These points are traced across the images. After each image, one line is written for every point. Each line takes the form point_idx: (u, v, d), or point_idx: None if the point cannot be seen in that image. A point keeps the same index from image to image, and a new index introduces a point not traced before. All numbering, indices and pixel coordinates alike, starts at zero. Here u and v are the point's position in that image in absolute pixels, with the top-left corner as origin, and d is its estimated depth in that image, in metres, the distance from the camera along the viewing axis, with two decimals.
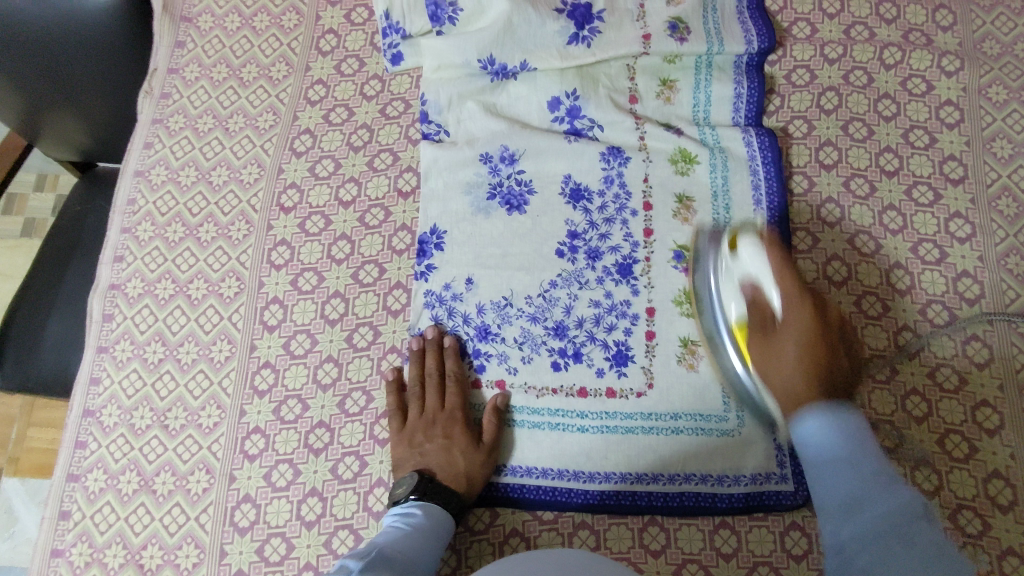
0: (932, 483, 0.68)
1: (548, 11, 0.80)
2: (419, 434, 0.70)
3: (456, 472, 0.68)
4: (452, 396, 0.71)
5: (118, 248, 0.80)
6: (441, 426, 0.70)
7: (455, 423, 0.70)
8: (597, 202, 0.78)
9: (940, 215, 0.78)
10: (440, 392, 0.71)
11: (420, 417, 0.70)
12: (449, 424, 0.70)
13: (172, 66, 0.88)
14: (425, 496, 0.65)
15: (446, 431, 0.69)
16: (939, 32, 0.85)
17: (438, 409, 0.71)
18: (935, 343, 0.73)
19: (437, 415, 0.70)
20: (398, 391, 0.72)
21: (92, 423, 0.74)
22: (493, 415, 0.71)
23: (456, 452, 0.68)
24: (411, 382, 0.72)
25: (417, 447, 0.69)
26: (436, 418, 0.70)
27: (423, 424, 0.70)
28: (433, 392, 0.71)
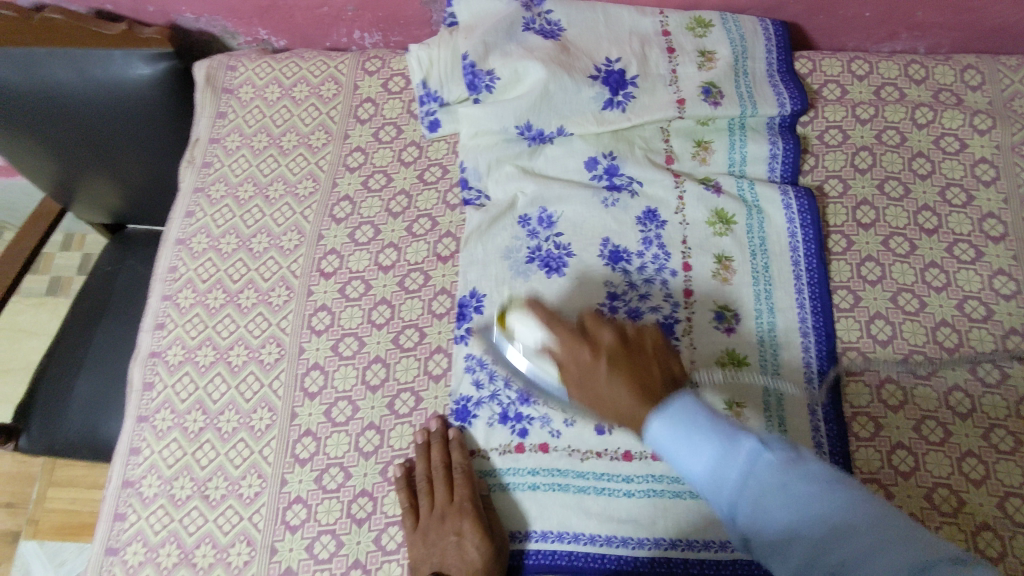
0: (995, 549, 0.66)
1: (583, 77, 0.81)
2: (433, 531, 0.68)
3: (472, 571, 0.65)
4: (459, 487, 0.69)
5: (160, 315, 0.81)
6: (452, 521, 0.68)
7: (464, 515, 0.67)
8: (636, 263, 0.78)
9: (983, 273, 0.77)
10: (447, 483, 0.70)
11: (432, 514, 0.69)
12: (460, 517, 0.68)
13: (214, 135, 0.90)
14: None
15: (458, 526, 0.67)
16: (969, 91, 0.86)
17: (448, 503, 0.69)
18: (987, 402, 0.72)
19: (447, 509, 0.69)
20: (409, 487, 0.71)
21: (132, 494, 0.73)
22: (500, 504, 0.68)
23: (470, 547, 0.66)
24: (419, 478, 0.71)
25: (433, 545, 0.67)
26: (447, 512, 0.69)
27: (435, 521, 0.68)
28: (441, 485, 0.70)
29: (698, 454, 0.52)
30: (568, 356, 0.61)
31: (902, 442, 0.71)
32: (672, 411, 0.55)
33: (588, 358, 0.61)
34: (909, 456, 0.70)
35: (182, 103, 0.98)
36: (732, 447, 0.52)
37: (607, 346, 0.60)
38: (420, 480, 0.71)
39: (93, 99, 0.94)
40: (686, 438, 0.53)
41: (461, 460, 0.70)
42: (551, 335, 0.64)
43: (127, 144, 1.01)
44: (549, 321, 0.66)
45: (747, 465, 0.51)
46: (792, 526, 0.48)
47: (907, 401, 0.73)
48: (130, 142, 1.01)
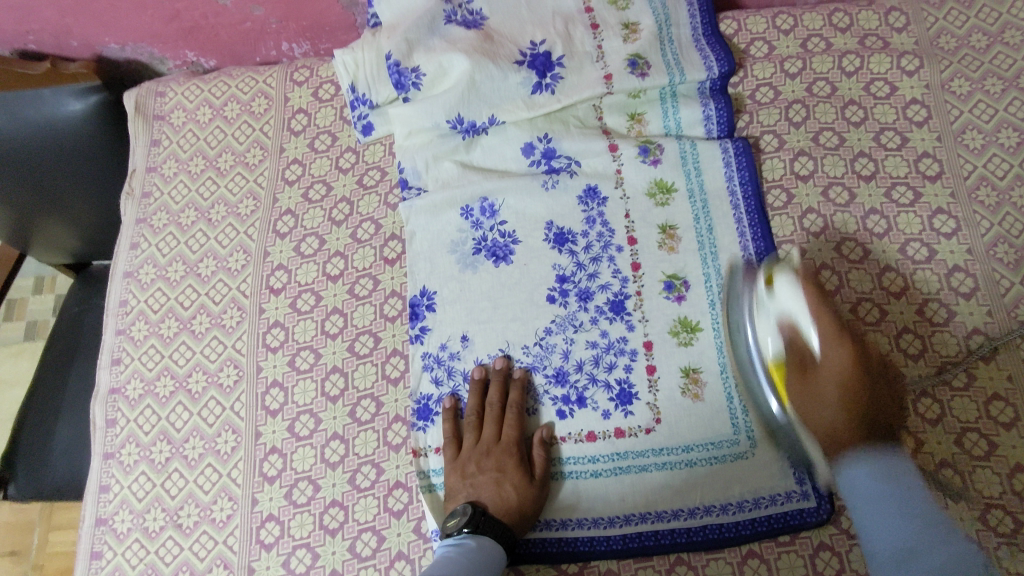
0: (956, 484, 0.67)
1: (508, 64, 0.81)
2: (472, 465, 0.69)
3: (508, 507, 0.66)
4: (509, 428, 0.70)
5: (115, 351, 0.81)
6: (495, 459, 0.69)
7: (509, 456, 0.69)
8: (582, 243, 0.78)
9: (923, 213, 0.78)
10: (498, 424, 0.71)
11: (475, 447, 0.70)
12: (503, 456, 0.69)
13: (150, 165, 0.90)
14: (478, 528, 0.63)
15: (499, 464, 0.68)
16: (894, 33, 0.86)
17: (494, 441, 0.70)
18: (938, 341, 0.73)
19: (492, 447, 0.70)
20: (455, 418, 0.72)
21: (106, 531, 0.74)
22: (540, 450, 0.70)
23: (509, 485, 0.67)
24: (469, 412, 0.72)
25: (469, 477, 0.68)
26: (491, 450, 0.69)
27: (477, 454, 0.69)
28: (492, 424, 0.71)
29: None
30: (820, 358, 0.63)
31: None
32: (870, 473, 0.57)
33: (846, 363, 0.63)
34: None
35: (117, 136, 0.98)
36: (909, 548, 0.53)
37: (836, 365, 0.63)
38: (468, 414, 0.72)
39: (27, 143, 0.93)
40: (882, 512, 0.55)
41: (514, 399, 0.72)
42: (804, 346, 0.64)
43: (68, 186, 1.00)
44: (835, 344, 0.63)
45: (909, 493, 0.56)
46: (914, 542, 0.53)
47: None
48: (71, 183, 0.99)
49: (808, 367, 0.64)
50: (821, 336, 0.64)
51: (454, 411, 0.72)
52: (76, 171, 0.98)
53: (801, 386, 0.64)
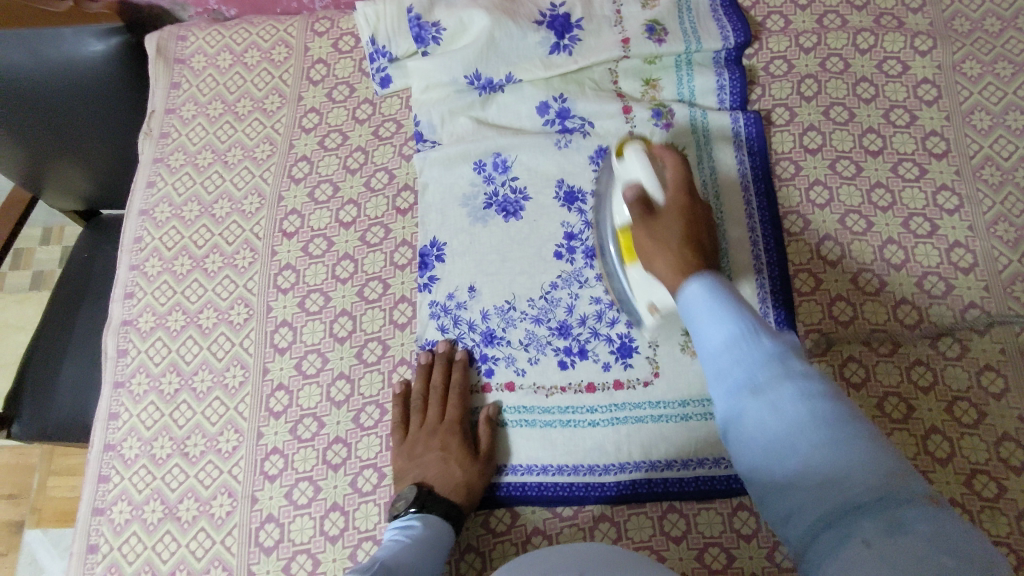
0: (944, 450, 0.69)
1: (527, 23, 0.82)
2: (418, 446, 0.70)
3: (454, 484, 0.68)
4: (453, 408, 0.72)
5: (129, 285, 0.83)
6: (440, 438, 0.70)
7: (453, 435, 0.70)
8: (591, 203, 0.80)
9: (927, 189, 0.79)
10: (442, 404, 0.72)
11: (421, 428, 0.71)
12: (448, 435, 0.70)
13: (170, 107, 0.91)
14: (424, 508, 0.66)
15: (444, 443, 0.70)
16: (910, 14, 0.87)
17: (439, 421, 0.71)
18: (935, 312, 0.74)
19: (437, 427, 0.71)
20: (403, 402, 0.73)
21: (114, 457, 0.75)
22: (487, 427, 0.72)
23: (455, 463, 0.69)
24: (415, 395, 0.73)
25: (416, 458, 0.70)
26: (436, 430, 0.71)
27: (423, 435, 0.71)
28: (436, 405, 0.72)
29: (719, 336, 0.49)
30: None
31: (853, 355, 0.74)
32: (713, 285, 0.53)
33: None
34: (860, 368, 0.73)
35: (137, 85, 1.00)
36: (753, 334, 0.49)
37: None
38: (414, 397, 0.73)
39: (54, 92, 0.94)
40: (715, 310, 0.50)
41: (458, 379, 0.73)
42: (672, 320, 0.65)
43: (89, 132, 1.01)
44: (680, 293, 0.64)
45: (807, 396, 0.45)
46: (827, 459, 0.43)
47: (857, 316, 0.75)
48: (93, 129, 1.01)
49: None
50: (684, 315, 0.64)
51: (402, 396, 0.73)
52: (100, 119, 1.00)
53: None
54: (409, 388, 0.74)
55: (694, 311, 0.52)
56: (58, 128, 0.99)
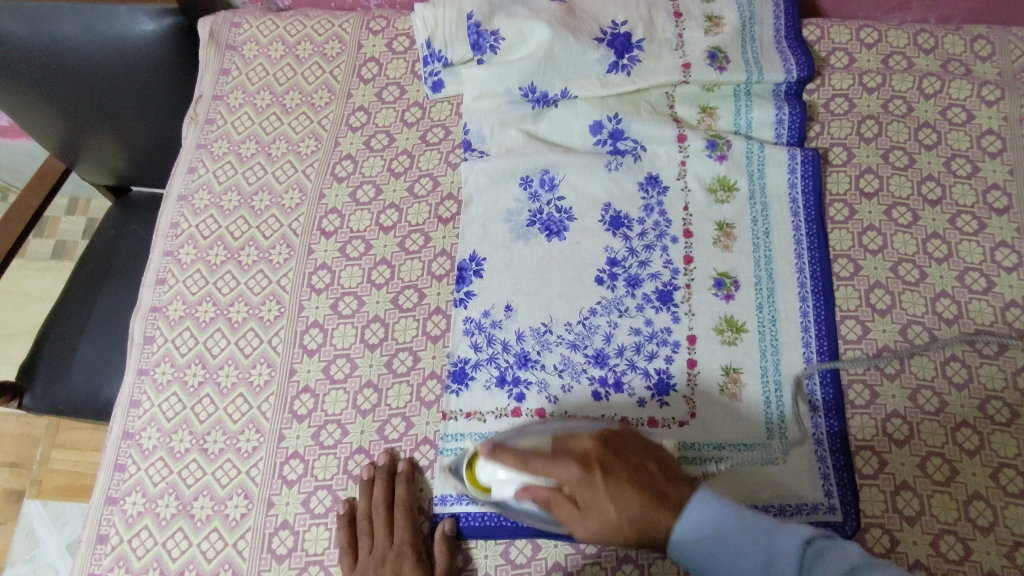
0: (986, 518, 0.66)
1: (588, 40, 0.81)
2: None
3: None
4: (400, 528, 0.67)
5: (161, 271, 0.81)
6: (391, 564, 0.65)
7: (404, 559, 0.65)
8: (637, 229, 0.78)
9: (985, 244, 0.77)
10: (389, 525, 0.67)
11: (370, 555, 0.66)
12: (399, 561, 0.65)
13: (217, 93, 0.90)
14: None
15: (395, 570, 0.65)
16: (979, 62, 0.85)
17: (387, 543, 0.66)
18: (984, 373, 0.72)
19: (386, 551, 0.66)
20: (349, 525, 0.68)
21: (132, 446, 0.74)
22: (442, 545, 0.66)
23: None
24: (360, 517, 0.68)
25: None
26: (385, 555, 0.66)
27: (372, 562, 0.65)
28: (382, 525, 0.67)
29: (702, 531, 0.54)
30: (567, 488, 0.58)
31: (897, 411, 0.71)
32: (709, 501, 0.55)
33: (579, 474, 0.58)
34: (904, 424, 0.70)
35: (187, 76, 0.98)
36: (773, 547, 0.52)
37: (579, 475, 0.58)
38: (359, 519, 0.68)
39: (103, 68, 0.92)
40: (713, 526, 0.54)
41: (400, 494, 0.68)
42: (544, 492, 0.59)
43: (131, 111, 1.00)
44: (524, 462, 0.60)
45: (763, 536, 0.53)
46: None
47: (904, 369, 0.72)
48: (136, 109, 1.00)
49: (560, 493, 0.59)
50: (544, 470, 0.59)
51: (347, 518, 0.68)
52: (142, 101, 0.98)
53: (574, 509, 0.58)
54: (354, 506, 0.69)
55: (701, 534, 0.54)
56: (100, 103, 0.98)
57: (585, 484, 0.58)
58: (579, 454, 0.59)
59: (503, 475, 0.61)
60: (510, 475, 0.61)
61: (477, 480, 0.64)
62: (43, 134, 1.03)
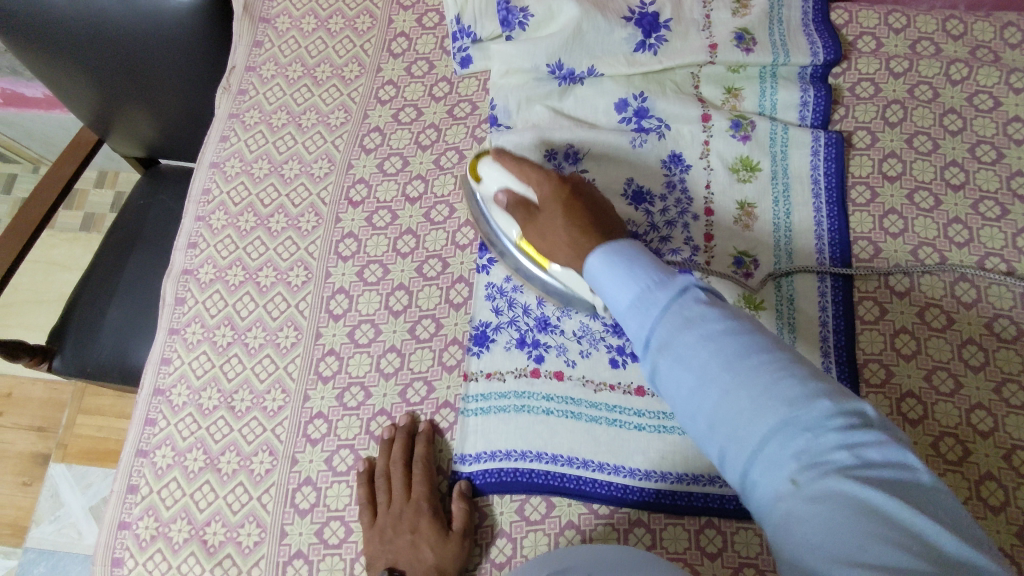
0: (997, 499, 0.67)
1: (616, 18, 0.81)
2: (388, 530, 0.66)
3: (426, 569, 0.64)
4: (420, 485, 0.69)
5: (193, 235, 0.84)
6: (409, 519, 0.67)
7: (423, 513, 0.67)
8: (659, 205, 0.79)
9: (1007, 230, 0.77)
10: (407, 480, 0.69)
11: (389, 510, 0.67)
12: (417, 516, 0.67)
13: (250, 64, 0.92)
14: None
15: (413, 524, 0.67)
16: (1008, 49, 0.85)
17: (406, 498, 0.68)
18: (1001, 357, 0.72)
19: (405, 505, 0.68)
20: (369, 482, 0.70)
21: (162, 402, 0.77)
22: (461, 502, 0.68)
23: (425, 546, 0.65)
24: (379, 474, 0.70)
25: (387, 543, 0.66)
26: (404, 509, 0.67)
27: (391, 518, 0.67)
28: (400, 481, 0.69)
29: (625, 293, 0.51)
30: (538, 195, 0.65)
31: (912, 391, 0.72)
32: (612, 249, 0.55)
33: (552, 186, 0.64)
34: (918, 404, 0.71)
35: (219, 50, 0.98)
36: (662, 283, 0.50)
37: (549, 192, 0.64)
38: (378, 477, 0.69)
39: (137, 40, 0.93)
40: (624, 270, 0.52)
41: (421, 453, 0.70)
42: (524, 199, 0.67)
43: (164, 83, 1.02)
44: (518, 162, 0.68)
45: (678, 291, 0.49)
46: (770, 427, 0.41)
47: (920, 350, 0.73)
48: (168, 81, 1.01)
49: (531, 210, 0.66)
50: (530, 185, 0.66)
51: (365, 475, 0.70)
52: (174, 73, 0.99)
53: (534, 228, 0.65)
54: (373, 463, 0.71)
55: (602, 276, 0.54)
56: (133, 73, 1.00)
57: (555, 192, 0.64)
58: (558, 173, 0.65)
59: (500, 175, 0.70)
60: (506, 179, 0.69)
61: (479, 175, 0.72)
62: (77, 98, 1.05)
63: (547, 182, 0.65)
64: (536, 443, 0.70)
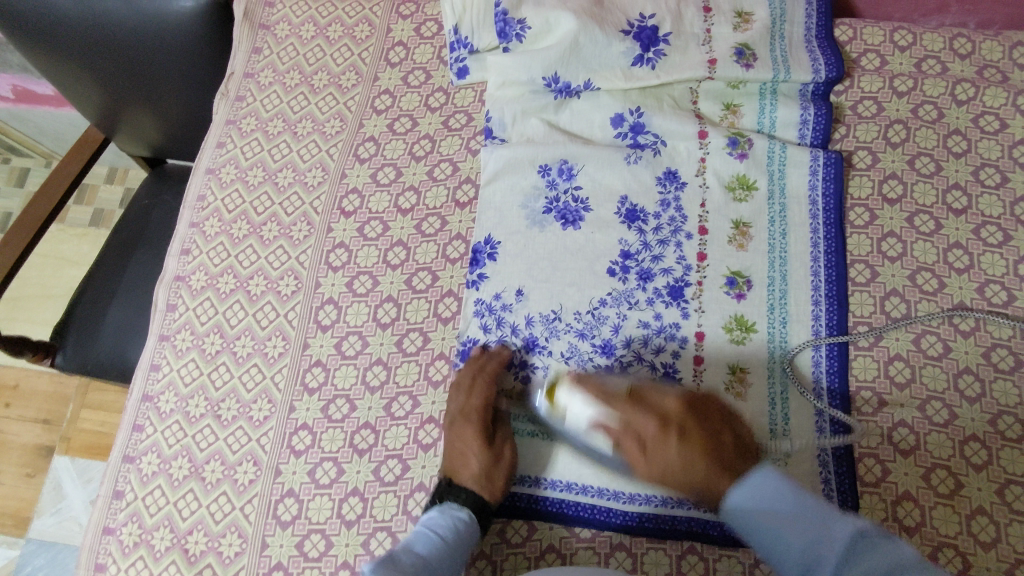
0: (989, 535, 0.65)
1: (614, 31, 0.81)
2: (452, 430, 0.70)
3: (474, 475, 0.67)
4: (479, 399, 0.70)
5: (186, 241, 0.84)
6: (465, 429, 0.69)
7: (477, 435, 0.68)
8: (652, 223, 0.78)
9: (1009, 257, 0.75)
10: (482, 399, 0.70)
11: (459, 412, 0.70)
12: (469, 430, 0.69)
13: (248, 70, 0.93)
14: (444, 498, 0.66)
15: (464, 438, 0.69)
16: (1017, 69, 0.83)
17: (468, 415, 0.69)
18: (998, 388, 0.70)
19: (463, 421, 0.70)
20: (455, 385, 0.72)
21: (150, 408, 0.77)
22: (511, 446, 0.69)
23: (472, 458, 0.67)
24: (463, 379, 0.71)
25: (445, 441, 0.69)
26: (463, 424, 0.70)
27: (455, 421, 0.70)
28: (477, 397, 0.70)
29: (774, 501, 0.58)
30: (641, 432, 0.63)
31: (905, 420, 0.70)
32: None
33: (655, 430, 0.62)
34: (910, 434, 0.70)
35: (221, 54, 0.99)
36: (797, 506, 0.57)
37: (655, 429, 0.62)
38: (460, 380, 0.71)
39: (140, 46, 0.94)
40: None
41: (488, 370, 0.71)
42: (624, 398, 0.65)
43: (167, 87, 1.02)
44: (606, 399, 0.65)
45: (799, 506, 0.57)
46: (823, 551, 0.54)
47: (915, 379, 0.72)
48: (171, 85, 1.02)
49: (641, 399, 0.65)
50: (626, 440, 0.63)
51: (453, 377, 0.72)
52: (176, 77, 1.00)
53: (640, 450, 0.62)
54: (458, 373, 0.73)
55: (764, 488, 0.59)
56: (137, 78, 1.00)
57: (656, 437, 0.62)
58: (661, 408, 0.64)
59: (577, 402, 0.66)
60: (586, 412, 0.65)
61: (554, 399, 0.67)
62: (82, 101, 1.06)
63: (670, 404, 0.64)
64: (522, 466, 0.70)
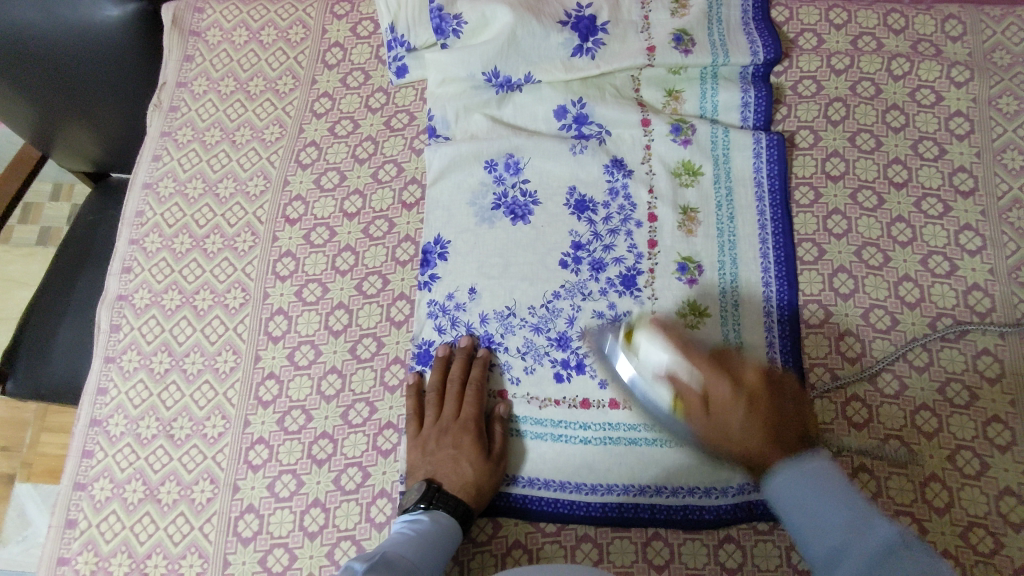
0: (942, 500, 0.67)
1: (552, 23, 0.80)
2: (432, 441, 0.69)
3: (464, 482, 0.66)
4: (468, 406, 0.70)
5: (127, 259, 0.82)
6: (452, 435, 0.69)
7: (467, 433, 0.68)
8: (602, 213, 0.78)
9: (949, 228, 0.77)
10: (458, 402, 0.71)
11: (435, 424, 0.70)
12: (461, 433, 0.69)
13: (181, 80, 0.91)
14: (431, 504, 0.64)
15: (456, 441, 0.68)
16: (949, 42, 0.84)
17: (453, 418, 0.70)
18: (945, 356, 0.72)
19: (450, 424, 0.70)
20: (418, 394, 0.72)
21: (100, 433, 0.75)
22: (500, 427, 0.70)
23: (465, 462, 0.67)
24: (431, 388, 0.72)
25: (429, 454, 0.68)
26: (449, 427, 0.69)
27: (436, 431, 0.69)
28: (452, 401, 0.70)
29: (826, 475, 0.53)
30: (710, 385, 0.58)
31: (857, 394, 0.71)
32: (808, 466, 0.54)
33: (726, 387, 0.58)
34: (863, 408, 0.71)
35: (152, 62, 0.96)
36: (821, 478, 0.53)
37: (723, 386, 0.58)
38: (429, 391, 0.71)
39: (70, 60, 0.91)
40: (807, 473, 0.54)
41: (475, 375, 0.71)
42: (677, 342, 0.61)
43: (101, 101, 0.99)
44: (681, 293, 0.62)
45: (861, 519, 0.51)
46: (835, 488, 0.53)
47: (864, 353, 0.73)
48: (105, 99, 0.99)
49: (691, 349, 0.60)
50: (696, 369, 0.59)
51: (416, 387, 0.72)
52: (110, 90, 0.97)
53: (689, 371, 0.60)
54: (422, 380, 0.73)
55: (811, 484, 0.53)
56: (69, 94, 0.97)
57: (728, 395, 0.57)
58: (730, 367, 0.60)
59: None
60: None
61: None
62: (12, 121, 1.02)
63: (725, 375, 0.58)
64: None
